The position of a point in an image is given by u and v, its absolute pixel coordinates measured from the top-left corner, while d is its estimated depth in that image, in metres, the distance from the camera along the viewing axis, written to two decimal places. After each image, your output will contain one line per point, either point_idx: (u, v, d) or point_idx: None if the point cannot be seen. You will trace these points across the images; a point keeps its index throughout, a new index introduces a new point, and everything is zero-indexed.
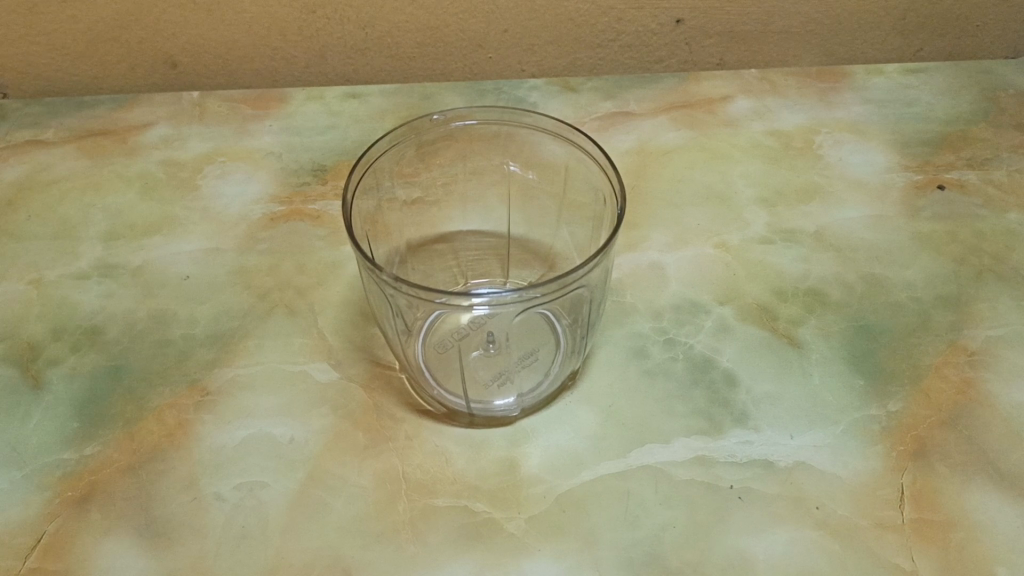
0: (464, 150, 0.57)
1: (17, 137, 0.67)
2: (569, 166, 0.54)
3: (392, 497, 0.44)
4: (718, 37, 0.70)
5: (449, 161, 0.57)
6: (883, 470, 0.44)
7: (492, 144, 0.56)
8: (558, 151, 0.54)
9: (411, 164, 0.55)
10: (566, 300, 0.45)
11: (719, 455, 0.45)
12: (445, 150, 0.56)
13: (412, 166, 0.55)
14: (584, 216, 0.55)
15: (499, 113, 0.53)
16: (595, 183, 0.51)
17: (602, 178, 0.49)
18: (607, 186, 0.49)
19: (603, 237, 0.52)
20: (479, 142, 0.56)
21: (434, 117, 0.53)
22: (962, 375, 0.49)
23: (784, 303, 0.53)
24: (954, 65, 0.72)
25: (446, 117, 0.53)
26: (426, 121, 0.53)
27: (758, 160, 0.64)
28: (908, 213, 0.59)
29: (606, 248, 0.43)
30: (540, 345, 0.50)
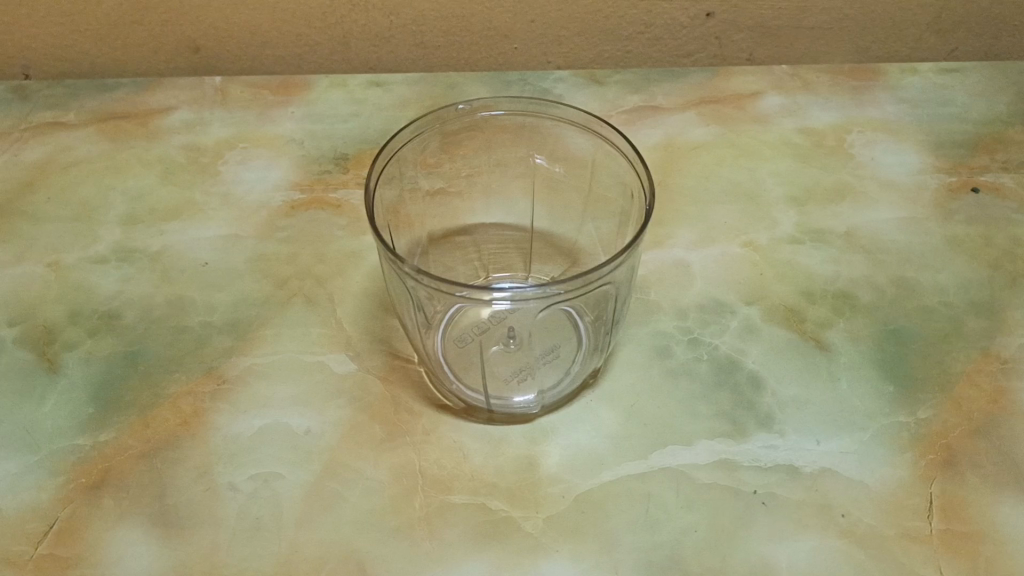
0: (489, 141, 0.56)
1: (38, 118, 0.66)
2: (595, 160, 0.53)
3: (408, 492, 0.43)
4: (749, 32, 0.68)
5: (473, 152, 0.56)
6: (912, 478, 0.43)
7: (517, 135, 0.55)
8: (585, 145, 0.53)
9: (434, 155, 0.54)
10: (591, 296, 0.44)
11: (743, 459, 0.44)
12: (469, 141, 0.55)
13: (435, 157, 0.55)
14: (609, 211, 0.54)
15: (525, 104, 0.52)
16: (622, 178, 0.50)
17: (630, 172, 0.48)
18: (634, 180, 0.48)
19: (628, 234, 0.51)
20: (505, 133, 0.55)
21: (459, 107, 0.52)
22: (994, 384, 0.48)
23: (812, 305, 0.52)
24: (991, 66, 0.71)
25: (471, 107, 0.52)
26: (451, 111, 0.52)
27: (787, 159, 0.63)
28: (941, 216, 0.58)
29: (632, 246, 0.42)
30: (562, 343, 0.49)
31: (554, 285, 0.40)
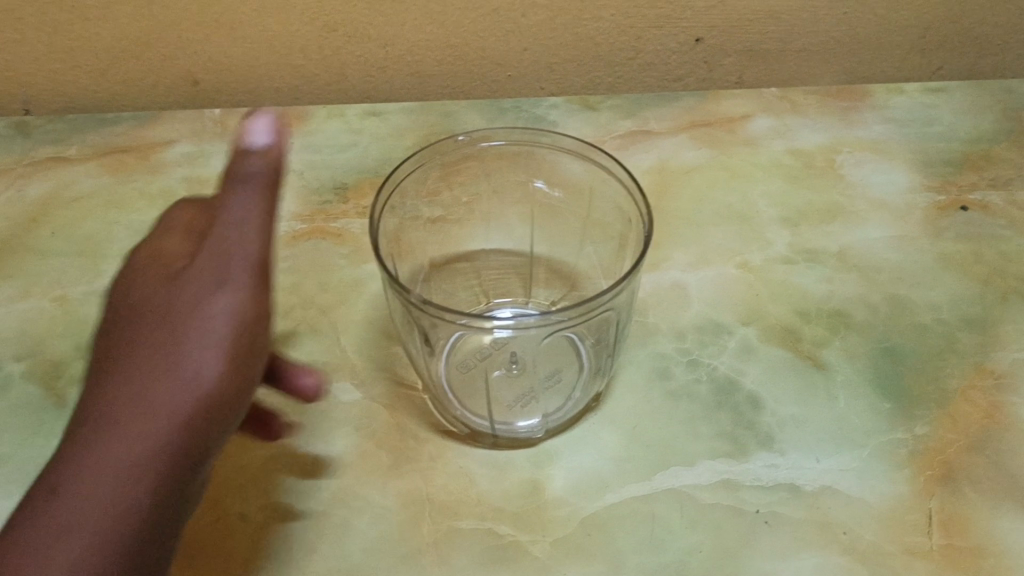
0: (487, 168, 0.57)
1: (40, 153, 0.67)
2: (592, 186, 0.54)
3: (416, 519, 0.44)
4: (737, 56, 0.70)
5: (471, 180, 0.57)
6: (910, 494, 0.44)
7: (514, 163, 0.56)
8: (581, 172, 0.54)
9: (435, 184, 0.55)
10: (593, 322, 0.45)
11: (745, 478, 0.45)
12: (468, 171, 0.56)
13: (435, 186, 0.55)
14: (608, 235, 0.55)
15: (524, 134, 0.53)
16: (619, 204, 0.52)
17: (627, 198, 0.49)
18: (631, 205, 0.49)
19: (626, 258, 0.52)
20: (502, 162, 0.56)
21: (459, 138, 0.53)
22: (989, 399, 0.49)
23: (808, 324, 0.53)
24: (976, 84, 0.72)
25: (471, 138, 0.53)
26: (451, 142, 0.53)
27: (779, 180, 0.64)
28: (931, 233, 0.59)
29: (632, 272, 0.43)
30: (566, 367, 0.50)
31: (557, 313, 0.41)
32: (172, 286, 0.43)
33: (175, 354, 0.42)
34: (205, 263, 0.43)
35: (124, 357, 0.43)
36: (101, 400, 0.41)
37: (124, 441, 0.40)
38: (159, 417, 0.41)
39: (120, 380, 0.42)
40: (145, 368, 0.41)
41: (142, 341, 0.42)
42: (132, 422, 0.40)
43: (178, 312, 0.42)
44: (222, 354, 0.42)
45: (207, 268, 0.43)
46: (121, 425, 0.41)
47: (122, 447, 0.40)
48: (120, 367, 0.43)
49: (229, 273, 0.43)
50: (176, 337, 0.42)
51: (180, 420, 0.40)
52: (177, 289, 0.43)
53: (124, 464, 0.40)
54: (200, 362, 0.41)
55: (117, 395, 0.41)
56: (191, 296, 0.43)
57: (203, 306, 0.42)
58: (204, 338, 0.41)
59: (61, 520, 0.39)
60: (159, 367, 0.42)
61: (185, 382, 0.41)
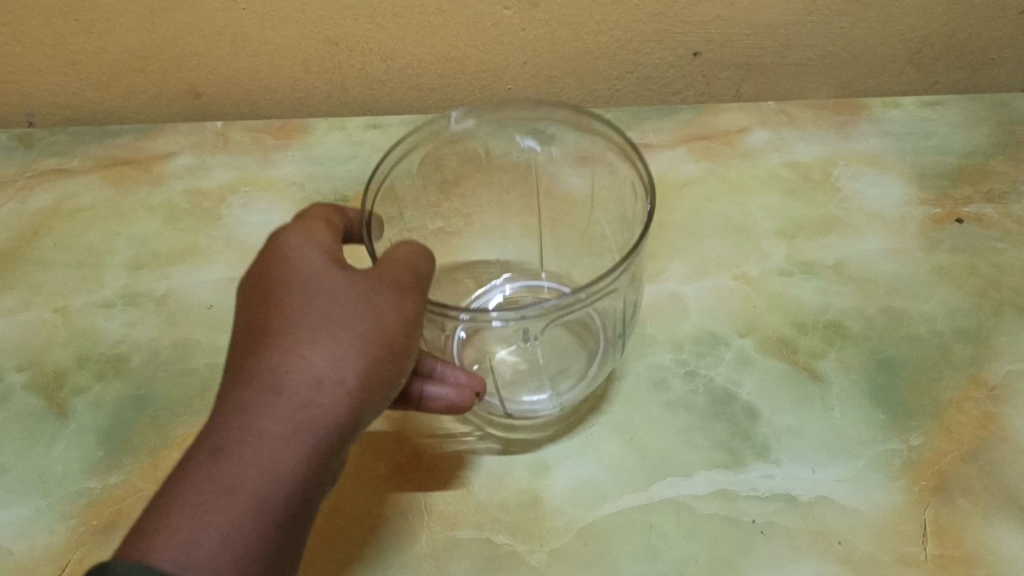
0: (481, 149, 0.57)
1: (42, 166, 0.68)
2: (592, 154, 0.54)
3: (414, 528, 0.44)
4: (735, 70, 0.70)
5: (465, 161, 0.57)
6: (905, 505, 0.44)
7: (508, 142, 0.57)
8: (580, 142, 0.54)
9: (428, 166, 0.55)
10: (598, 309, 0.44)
11: (741, 488, 0.45)
12: (461, 151, 0.56)
13: (428, 167, 0.55)
14: (614, 208, 0.55)
15: (521, 106, 0.53)
16: (618, 171, 0.52)
17: (637, 178, 0.48)
18: (641, 187, 0.48)
19: (631, 227, 0.52)
20: (496, 141, 0.57)
21: (453, 117, 0.53)
22: (983, 411, 0.49)
23: (804, 336, 0.53)
24: (971, 98, 0.73)
25: (467, 117, 0.53)
26: (446, 121, 0.53)
27: (776, 193, 0.64)
28: (927, 246, 0.60)
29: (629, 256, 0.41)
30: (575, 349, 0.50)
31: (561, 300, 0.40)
32: (335, 279, 0.37)
33: (302, 354, 0.34)
34: (385, 274, 0.37)
35: (238, 368, 0.34)
36: (276, 407, 0.33)
37: (268, 458, 0.32)
38: (309, 426, 0.33)
39: (236, 395, 0.34)
40: (278, 372, 0.34)
41: (270, 342, 0.34)
42: (281, 429, 0.33)
43: (337, 308, 0.35)
44: (395, 350, 0.36)
45: (390, 274, 0.37)
46: (258, 444, 0.32)
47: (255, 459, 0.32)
48: (260, 365, 0.34)
49: (363, 274, 0.37)
50: (357, 319, 0.35)
51: (320, 431, 0.33)
52: (328, 286, 0.36)
53: (280, 486, 0.32)
54: (377, 354, 0.35)
55: (305, 385, 0.34)
56: (298, 295, 0.36)
57: (366, 307, 0.36)
58: (322, 338, 0.34)
59: (194, 520, 0.31)
60: (351, 365, 0.34)
61: (373, 382, 0.35)
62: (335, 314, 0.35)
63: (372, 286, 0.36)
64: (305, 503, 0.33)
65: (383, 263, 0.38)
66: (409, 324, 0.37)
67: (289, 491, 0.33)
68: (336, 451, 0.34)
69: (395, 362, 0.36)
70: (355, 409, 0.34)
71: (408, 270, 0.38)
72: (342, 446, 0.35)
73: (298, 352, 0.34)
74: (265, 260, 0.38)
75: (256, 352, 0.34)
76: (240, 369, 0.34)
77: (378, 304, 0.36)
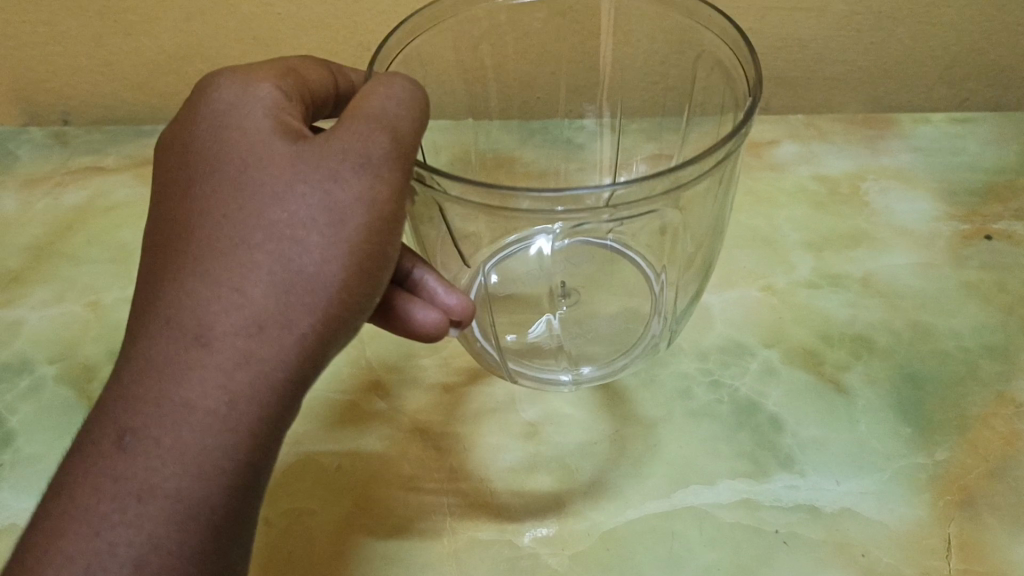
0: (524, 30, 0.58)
1: (77, 164, 0.70)
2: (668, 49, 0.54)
3: (437, 528, 0.44)
4: (764, 83, 0.70)
5: (504, 41, 0.58)
6: (929, 519, 0.44)
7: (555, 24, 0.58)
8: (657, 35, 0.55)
9: (470, 37, 0.56)
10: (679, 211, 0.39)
11: (764, 498, 0.45)
12: (505, 29, 0.57)
13: (469, 39, 0.56)
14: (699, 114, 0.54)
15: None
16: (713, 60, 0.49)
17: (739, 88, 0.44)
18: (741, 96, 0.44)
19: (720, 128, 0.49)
20: (544, 21, 0.58)
21: None
22: (1010, 427, 0.49)
23: (830, 348, 0.53)
24: (1003, 116, 0.72)
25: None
26: None
27: (804, 205, 0.64)
28: (955, 262, 0.59)
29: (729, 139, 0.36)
30: (625, 311, 0.49)
31: (630, 198, 0.35)
32: (277, 168, 0.32)
33: (237, 290, 0.31)
34: (342, 147, 0.32)
35: (168, 307, 0.32)
36: (207, 365, 0.31)
37: (200, 428, 0.31)
38: (249, 383, 0.31)
39: (164, 346, 0.31)
40: (208, 320, 0.31)
41: (201, 277, 0.32)
42: (216, 391, 0.31)
43: (282, 223, 0.32)
44: (357, 262, 0.32)
45: (349, 146, 0.32)
46: (188, 409, 0.31)
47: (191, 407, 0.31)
48: (191, 310, 0.31)
49: (308, 154, 0.32)
50: (306, 236, 0.31)
51: (265, 383, 0.31)
52: (264, 183, 0.32)
53: (220, 455, 0.31)
54: (333, 276, 0.31)
55: (241, 332, 0.31)
56: (237, 205, 0.32)
57: (314, 203, 0.32)
58: (258, 271, 0.31)
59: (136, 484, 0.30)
60: (296, 303, 0.31)
61: (328, 310, 0.32)
62: (278, 233, 0.32)
63: (323, 175, 0.32)
64: (257, 457, 0.32)
65: (341, 125, 0.33)
66: (376, 216, 0.32)
67: (231, 457, 0.31)
68: (290, 392, 0.32)
69: (358, 275, 0.32)
70: (307, 347, 0.32)
71: (381, 133, 0.33)
72: (299, 384, 0.32)
73: (230, 287, 0.31)
74: (209, 146, 0.34)
75: (187, 287, 0.32)
76: (171, 308, 0.32)
77: (335, 200, 0.32)
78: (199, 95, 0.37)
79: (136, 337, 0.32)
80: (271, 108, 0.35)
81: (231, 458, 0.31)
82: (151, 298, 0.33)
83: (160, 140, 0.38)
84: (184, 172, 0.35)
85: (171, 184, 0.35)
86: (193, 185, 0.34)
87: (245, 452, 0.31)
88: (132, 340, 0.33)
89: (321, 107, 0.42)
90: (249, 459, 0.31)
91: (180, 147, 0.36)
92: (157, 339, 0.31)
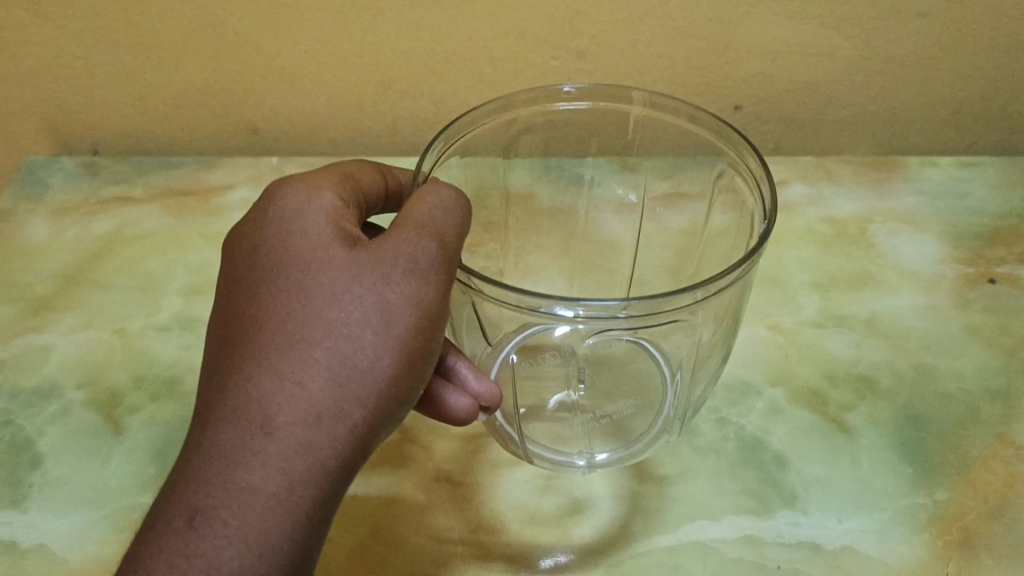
0: (564, 129, 0.56)
1: (106, 194, 0.72)
2: (684, 140, 0.53)
3: (448, 557, 0.46)
4: (775, 124, 0.72)
5: (543, 138, 0.57)
6: (928, 558, 0.45)
7: (591, 124, 0.56)
8: (671, 130, 0.53)
9: (508, 139, 0.55)
10: (695, 323, 0.40)
11: (768, 534, 0.46)
12: (546, 129, 0.56)
13: (506, 140, 0.55)
14: (720, 202, 0.52)
15: (623, 91, 0.52)
16: (730, 178, 0.49)
17: (752, 191, 0.45)
18: (755, 200, 0.45)
19: (735, 254, 0.49)
20: (582, 122, 0.56)
21: (566, 89, 0.52)
22: (1009, 469, 0.50)
23: (835, 388, 0.55)
24: (1009, 160, 0.74)
25: (578, 92, 0.53)
26: (558, 92, 0.52)
27: (812, 246, 0.66)
28: (959, 305, 0.61)
29: (749, 258, 0.38)
30: (641, 393, 0.49)
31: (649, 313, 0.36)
32: (336, 268, 0.36)
33: (299, 383, 0.34)
34: (395, 253, 0.36)
35: (234, 398, 0.35)
36: (270, 454, 0.34)
37: (263, 513, 0.33)
38: (307, 470, 0.34)
39: (230, 434, 0.34)
40: (272, 412, 0.34)
41: (266, 370, 0.34)
42: (277, 477, 0.34)
43: (340, 321, 0.35)
44: (406, 358, 0.35)
45: (401, 251, 0.36)
46: (253, 494, 0.33)
47: (255, 490, 0.33)
48: (257, 402, 0.34)
49: (364, 258, 0.36)
50: (362, 333, 0.35)
51: (321, 470, 0.34)
52: (325, 281, 0.35)
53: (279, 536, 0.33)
54: (386, 373, 0.35)
55: (301, 422, 0.34)
56: (299, 302, 0.35)
57: (371, 305, 0.35)
58: (318, 365, 0.34)
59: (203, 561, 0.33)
60: (352, 397, 0.34)
61: (380, 402, 0.35)
62: (337, 330, 0.35)
63: (379, 278, 0.35)
64: (310, 539, 0.34)
65: (393, 230, 0.37)
66: (425, 316, 0.35)
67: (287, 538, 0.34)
68: (342, 478, 0.35)
69: (407, 370, 0.35)
70: (359, 436, 0.35)
71: (428, 240, 0.36)
72: (350, 470, 0.35)
73: (293, 381, 0.34)
74: (273, 248, 0.38)
75: (252, 379, 0.35)
76: (237, 398, 0.35)
77: (388, 302, 0.35)
78: (264, 199, 0.41)
79: (203, 425, 0.35)
80: (332, 216, 0.38)
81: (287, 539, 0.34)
82: (218, 388, 0.35)
83: (228, 236, 0.42)
84: (250, 270, 0.38)
85: (235, 280, 0.38)
86: (258, 283, 0.37)
87: (300, 534, 0.34)
88: (198, 427, 0.35)
89: (372, 208, 0.45)
90: (303, 540, 0.34)
91: (245, 246, 0.39)
92: (224, 427, 0.34)
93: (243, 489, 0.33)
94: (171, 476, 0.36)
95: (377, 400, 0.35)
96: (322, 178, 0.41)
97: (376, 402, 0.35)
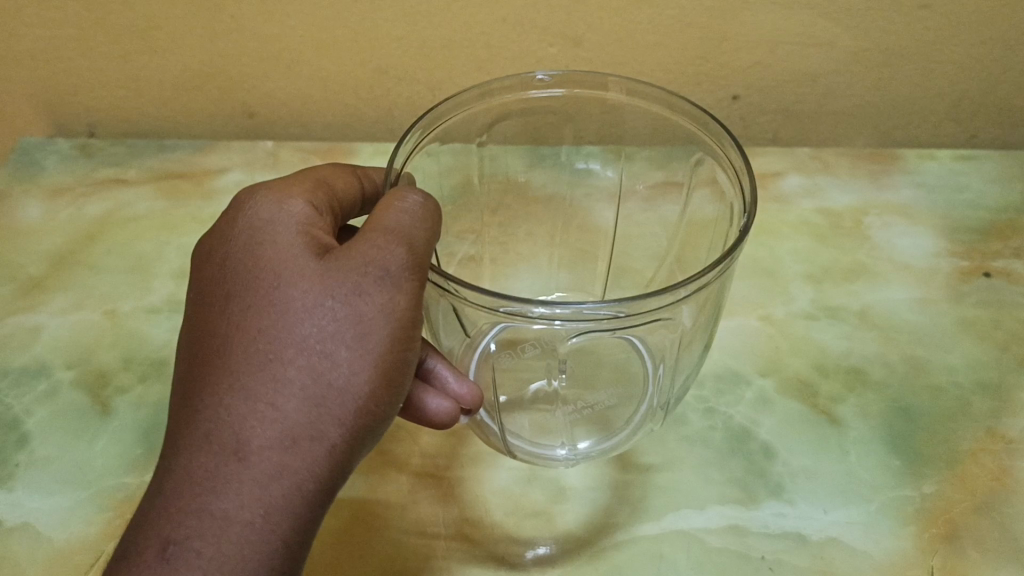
0: (541, 117, 0.56)
1: (100, 176, 0.73)
2: (665, 127, 0.52)
3: (431, 543, 0.46)
4: (773, 115, 0.71)
5: (519, 132, 0.56)
6: (913, 551, 0.45)
7: (567, 113, 0.56)
8: (650, 114, 0.52)
9: (479, 131, 0.54)
10: (673, 320, 0.40)
11: (753, 524, 0.46)
12: (520, 118, 0.55)
13: (480, 131, 0.54)
14: (699, 195, 0.52)
15: (599, 78, 0.52)
16: (712, 172, 0.49)
17: (734, 184, 0.44)
18: (738, 195, 0.44)
19: (714, 248, 0.49)
20: (557, 110, 0.55)
21: (539, 77, 0.52)
22: (998, 463, 0.49)
23: (824, 380, 0.54)
24: (1008, 154, 0.73)
25: (552, 80, 0.52)
26: (531, 79, 0.52)
27: (806, 238, 0.66)
28: (952, 298, 0.60)
29: (733, 251, 0.38)
30: (621, 382, 0.49)
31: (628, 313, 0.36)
32: (307, 282, 0.35)
33: (273, 405, 0.34)
34: (365, 262, 0.35)
35: (207, 422, 0.35)
36: (245, 480, 0.34)
37: (241, 540, 0.33)
38: (284, 494, 0.34)
39: (203, 460, 0.34)
40: (245, 436, 0.34)
41: (238, 392, 0.34)
42: (253, 503, 0.33)
43: (314, 338, 0.35)
44: (381, 372, 0.35)
45: (371, 260, 0.35)
46: (228, 522, 0.33)
47: (232, 517, 0.33)
48: (229, 426, 0.34)
49: (333, 270, 0.35)
50: (334, 351, 0.34)
51: (298, 493, 0.34)
52: (295, 298, 0.35)
53: (258, 563, 0.33)
54: (361, 389, 0.35)
55: (276, 446, 0.34)
56: (271, 319, 0.35)
57: (343, 320, 0.35)
58: (292, 385, 0.34)
59: None
60: (327, 416, 0.34)
61: (356, 420, 0.35)
62: (311, 348, 0.35)
63: (349, 289, 0.35)
64: (288, 565, 0.34)
65: (363, 237, 0.36)
66: (398, 327, 0.35)
67: (268, 565, 0.34)
68: (321, 500, 0.35)
69: (383, 384, 0.35)
70: (337, 455, 0.35)
71: (397, 246, 0.36)
72: (330, 491, 0.35)
73: (266, 403, 0.34)
74: (244, 262, 0.37)
75: (224, 402, 0.34)
76: (210, 422, 0.35)
77: (360, 314, 0.35)
78: (232, 211, 0.40)
79: (175, 451, 0.35)
80: (303, 224, 0.38)
81: (263, 568, 0.34)
82: (190, 411, 0.35)
83: (195, 250, 0.41)
84: (221, 286, 0.38)
85: (205, 298, 0.38)
86: (229, 300, 0.37)
87: (278, 560, 0.34)
88: (171, 453, 0.35)
89: (348, 212, 0.45)
90: (282, 566, 0.34)
91: (215, 260, 0.39)
92: (197, 452, 0.34)
93: (219, 518, 0.33)
94: (143, 503, 0.35)
95: (353, 417, 0.35)
96: (290, 186, 0.41)
97: (352, 420, 0.35)
